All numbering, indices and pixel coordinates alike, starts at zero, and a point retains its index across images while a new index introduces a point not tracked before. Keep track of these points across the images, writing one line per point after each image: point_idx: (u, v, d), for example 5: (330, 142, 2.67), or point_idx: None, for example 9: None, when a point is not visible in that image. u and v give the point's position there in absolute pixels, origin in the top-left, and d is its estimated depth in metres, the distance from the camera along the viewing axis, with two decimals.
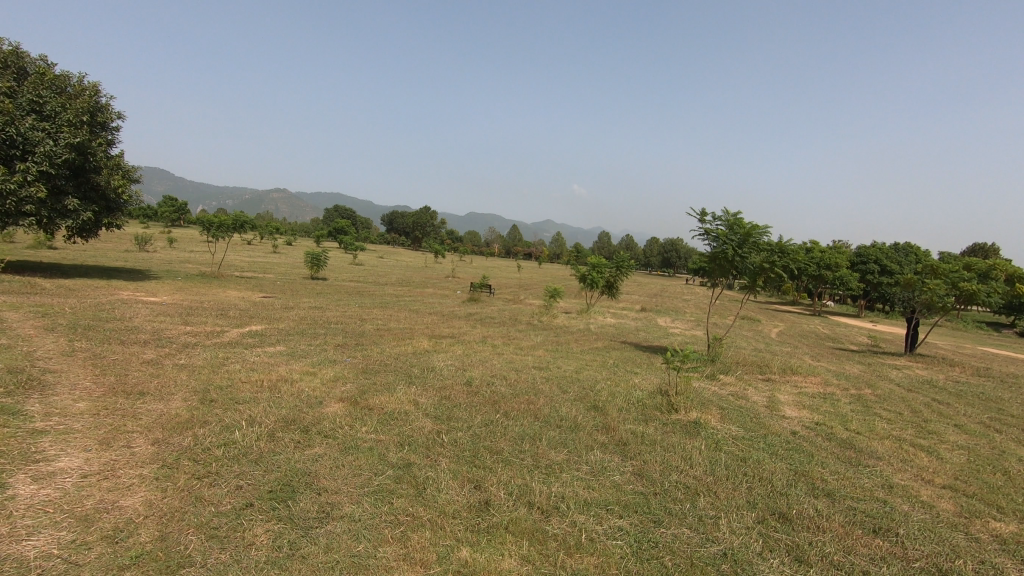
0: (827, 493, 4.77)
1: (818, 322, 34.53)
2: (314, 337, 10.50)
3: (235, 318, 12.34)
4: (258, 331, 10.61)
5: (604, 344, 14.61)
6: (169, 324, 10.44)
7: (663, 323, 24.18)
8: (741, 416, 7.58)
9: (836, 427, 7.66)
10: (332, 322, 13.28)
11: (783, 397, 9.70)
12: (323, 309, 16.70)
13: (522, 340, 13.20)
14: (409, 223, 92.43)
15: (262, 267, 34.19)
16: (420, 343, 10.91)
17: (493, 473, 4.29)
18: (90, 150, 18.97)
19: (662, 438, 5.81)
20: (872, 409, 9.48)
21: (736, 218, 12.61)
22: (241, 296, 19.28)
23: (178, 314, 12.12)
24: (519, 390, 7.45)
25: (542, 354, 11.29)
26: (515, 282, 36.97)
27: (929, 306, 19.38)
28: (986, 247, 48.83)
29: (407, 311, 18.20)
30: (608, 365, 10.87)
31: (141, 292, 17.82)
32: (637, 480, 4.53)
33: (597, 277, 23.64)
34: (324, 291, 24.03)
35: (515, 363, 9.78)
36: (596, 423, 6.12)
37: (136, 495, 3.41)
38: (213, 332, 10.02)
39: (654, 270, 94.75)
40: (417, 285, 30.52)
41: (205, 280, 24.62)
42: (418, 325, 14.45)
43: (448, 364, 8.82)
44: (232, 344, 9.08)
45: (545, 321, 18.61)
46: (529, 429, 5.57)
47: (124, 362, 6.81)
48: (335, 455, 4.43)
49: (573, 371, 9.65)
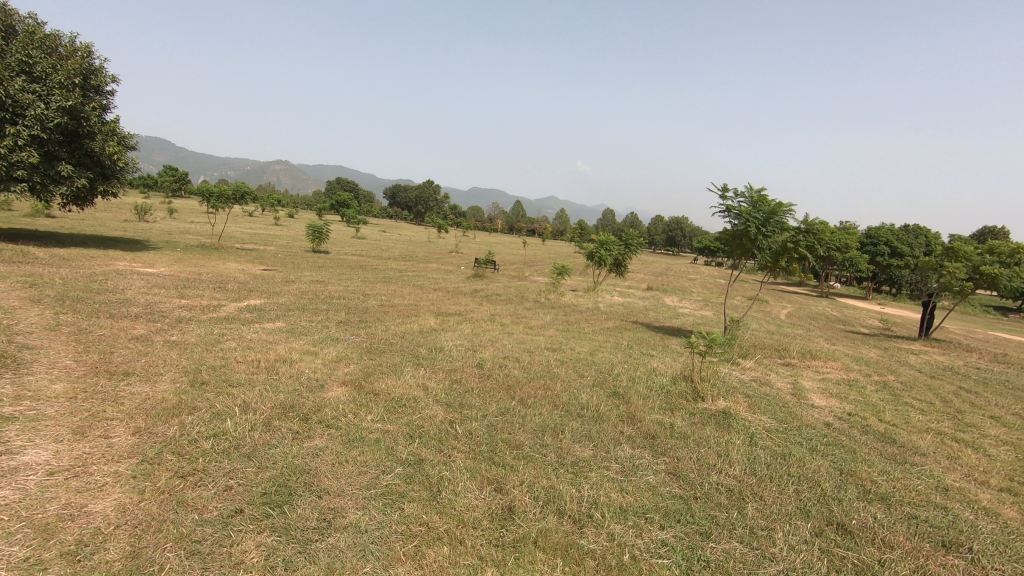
0: (881, 497, 4.31)
1: (827, 304, 34.01)
2: (316, 312, 10.03)
3: (233, 291, 11.83)
4: (257, 306, 10.15)
5: (615, 324, 14.12)
6: (164, 297, 9.96)
7: (672, 302, 23.65)
8: (770, 405, 7.12)
9: (870, 418, 7.19)
10: (334, 297, 12.79)
11: (807, 383, 9.26)
12: (325, 284, 16.19)
13: (532, 319, 12.70)
14: (411, 197, 91.52)
15: (263, 240, 33.59)
16: (426, 321, 10.43)
17: (514, 472, 3.82)
18: (83, 114, 18.31)
19: (693, 431, 5.34)
20: (901, 398, 9.02)
21: (761, 194, 11.99)
22: (241, 269, 18.78)
23: (174, 287, 11.63)
24: (533, 374, 6.97)
25: (553, 334, 10.81)
26: (521, 259, 36.42)
27: (946, 290, 18.79)
28: (996, 228, 48.04)
29: (411, 287, 17.69)
30: (622, 347, 10.43)
31: (139, 263, 17.31)
32: (674, 481, 4.06)
33: (605, 255, 23.01)
34: (325, 265, 23.47)
35: (527, 343, 9.32)
36: (620, 412, 5.66)
37: (110, 498, 2.94)
38: (210, 306, 9.56)
39: (658, 249, 93.91)
40: (420, 260, 30.01)
41: (204, 252, 24.08)
42: (423, 302, 13.97)
43: (457, 344, 8.35)
44: (229, 319, 8.61)
45: (553, 299, 18.14)
46: (549, 419, 5.11)
47: (112, 337, 6.35)
48: (338, 448, 3.96)
49: (588, 353, 9.18)
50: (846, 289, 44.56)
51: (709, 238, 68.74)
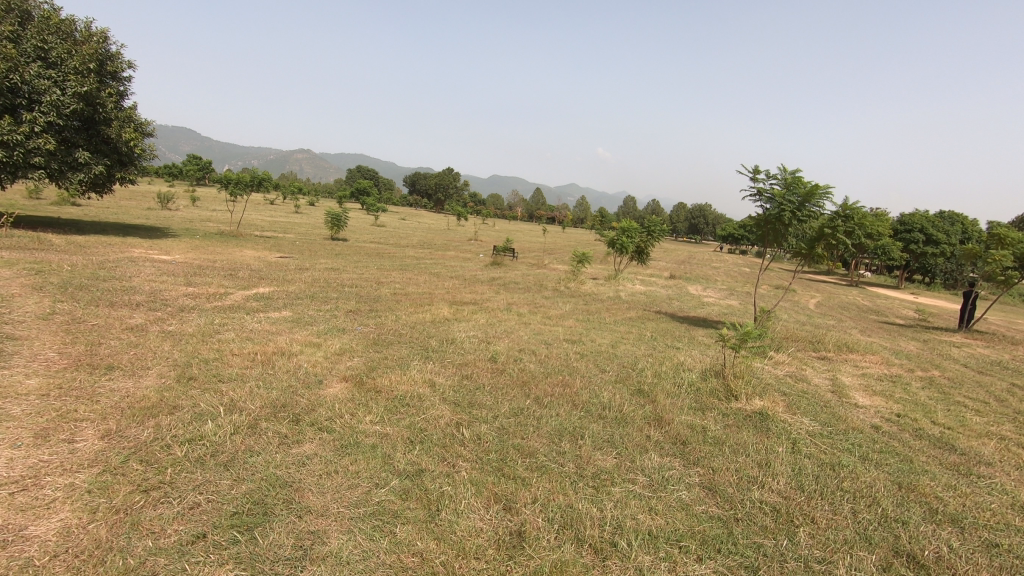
0: (952, 519, 3.73)
1: (858, 294, 32.76)
2: (325, 301, 9.64)
3: (243, 279, 11.52)
4: (265, 294, 9.80)
5: (637, 314, 13.52)
6: (170, 285, 9.67)
7: (695, 291, 22.87)
8: (810, 405, 6.51)
9: (922, 420, 6.53)
10: (346, 285, 12.42)
11: (847, 379, 8.58)
12: (340, 272, 15.87)
13: (551, 309, 12.16)
14: (431, 185, 91.17)
15: (283, 227, 33.58)
16: (440, 310, 9.97)
17: (527, 487, 3.34)
18: (99, 100, 18.17)
19: (727, 435, 4.79)
20: (951, 397, 8.29)
21: (795, 175, 11.19)
22: (257, 257, 18.60)
23: (184, 274, 11.36)
24: (550, 369, 6.46)
25: (573, 325, 10.27)
26: (540, 247, 35.83)
27: (989, 279, 17.69)
28: None
29: (427, 275, 17.26)
30: (645, 339, 9.86)
31: (155, 250, 17.21)
32: (710, 499, 3.54)
33: (627, 242, 22.27)
34: (342, 252, 23.21)
35: (545, 335, 8.82)
36: (646, 414, 5.13)
37: (54, 520, 2.54)
38: (216, 295, 9.24)
39: (680, 237, 92.11)
40: (439, 247, 29.60)
41: (223, 239, 24.05)
42: (439, 290, 13.53)
43: (470, 336, 7.86)
44: (234, 308, 8.26)
45: (573, 288, 17.57)
46: (567, 422, 4.60)
47: (105, 328, 6.00)
48: (328, 456, 3.51)
49: (609, 346, 8.62)
50: (877, 278, 42.99)
51: (733, 225, 67.09)
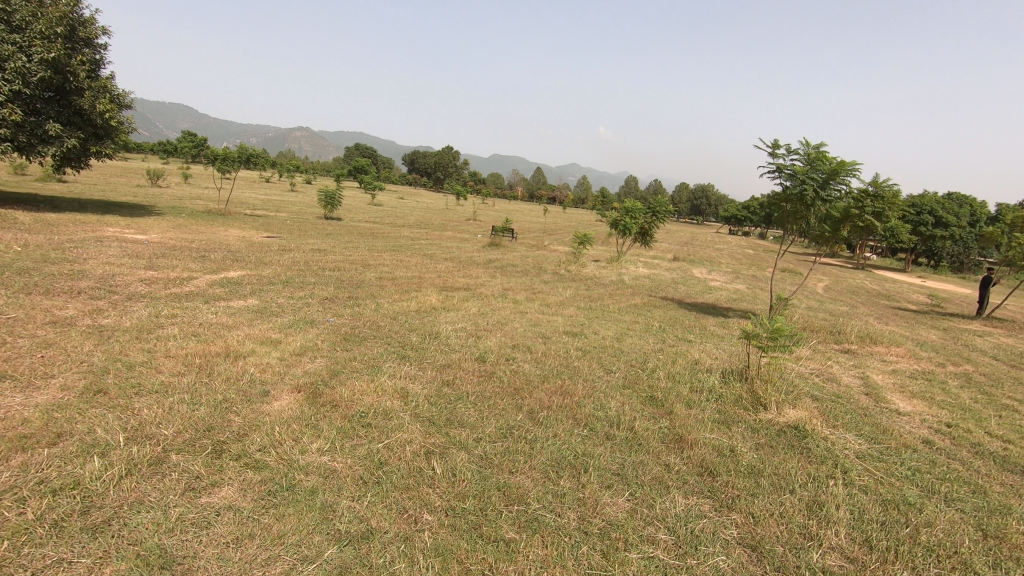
0: None
1: (865, 277, 31.80)
2: (299, 287, 8.70)
3: (214, 261, 10.54)
4: (234, 278, 8.85)
5: (642, 300, 12.62)
6: (128, 269, 8.70)
7: (701, 275, 21.87)
8: (847, 413, 5.62)
9: (976, 431, 5.63)
10: (328, 268, 11.44)
11: (877, 378, 7.70)
12: (326, 253, 14.88)
13: (551, 295, 11.20)
14: (430, 163, 89.52)
15: (275, 206, 32.51)
16: (427, 298, 9.00)
17: (512, 559, 2.46)
18: (69, 68, 17.03)
19: (764, 462, 3.90)
20: (997, 399, 7.39)
21: (819, 151, 10.01)
22: (241, 236, 17.61)
23: (150, 256, 10.37)
24: (548, 371, 5.53)
25: (574, 314, 9.31)
26: (541, 227, 34.75)
27: (1013, 264, 16.63)
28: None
29: (420, 257, 16.29)
30: (653, 330, 8.97)
31: (132, 229, 16.20)
32: (757, 567, 2.66)
33: (630, 223, 21.22)
34: (333, 232, 22.17)
35: (542, 326, 7.90)
36: (664, 432, 4.23)
37: None
38: (177, 280, 8.30)
39: (682, 219, 90.67)
40: (435, 227, 28.58)
41: (210, 218, 23.02)
42: (430, 274, 12.56)
43: (458, 330, 6.91)
44: (191, 295, 7.30)
45: (573, 271, 16.60)
46: (568, 449, 3.70)
47: (21, 322, 5.06)
48: (246, 510, 2.61)
49: (615, 340, 7.69)
50: (884, 261, 41.88)
51: (735, 206, 65.73)
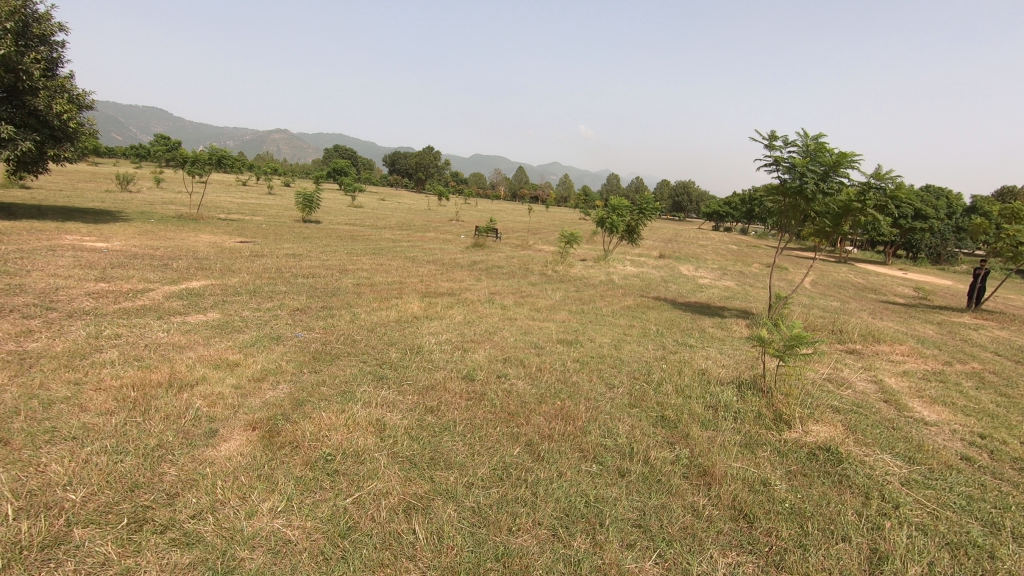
0: None
1: (849, 270, 31.77)
2: (267, 298, 7.98)
3: (177, 270, 9.75)
4: (196, 289, 8.10)
5: (635, 301, 12.09)
6: (77, 281, 7.90)
7: (689, 272, 21.48)
8: (875, 426, 5.08)
9: (1013, 442, 5.13)
10: (301, 274, 10.72)
11: (891, 382, 7.23)
12: (302, 258, 14.11)
13: (540, 299, 10.59)
14: (411, 164, 88.52)
15: (251, 209, 31.44)
16: (407, 305, 8.34)
17: None
18: (21, 67, 15.99)
19: (803, 500, 3.33)
20: (1017, 401, 6.95)
21: (818, 141, 9.48)
22: (213, 242, 16.76)
23: (105, 266, 9.54)
24: (545, 390, 4.91)
25: (566, 319, 8.73)
26: (525, 227, 34.17)
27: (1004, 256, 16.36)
28: (1017, 187, 44.19)
29: (401, 260, 15.62)
30: (650, 334, 8.41)
31: (93, 237, 15.25)
32: None
33: (617, 221, 20.70)
34: (311, 235, 21.34)
35: (534, 335, 7.29)
36: (685, 465, 3.64)
37: None
38: (132, 292, 7.52)
39: (664, 215, 90.86)
40: (417, 229, 27.83)
41: (180, 223, 22.03)
42: (412, 278, 11.89)
43: (441, 342, 6.26)
44: (143, 310, 6.54)
45: (561, 272, 16.04)
46: (577, 494, 3.09)
47: None
48: None
49: (613, 348, 7.09)
50: (865, 254, 42.07)
51: (716, 202, 65.86)
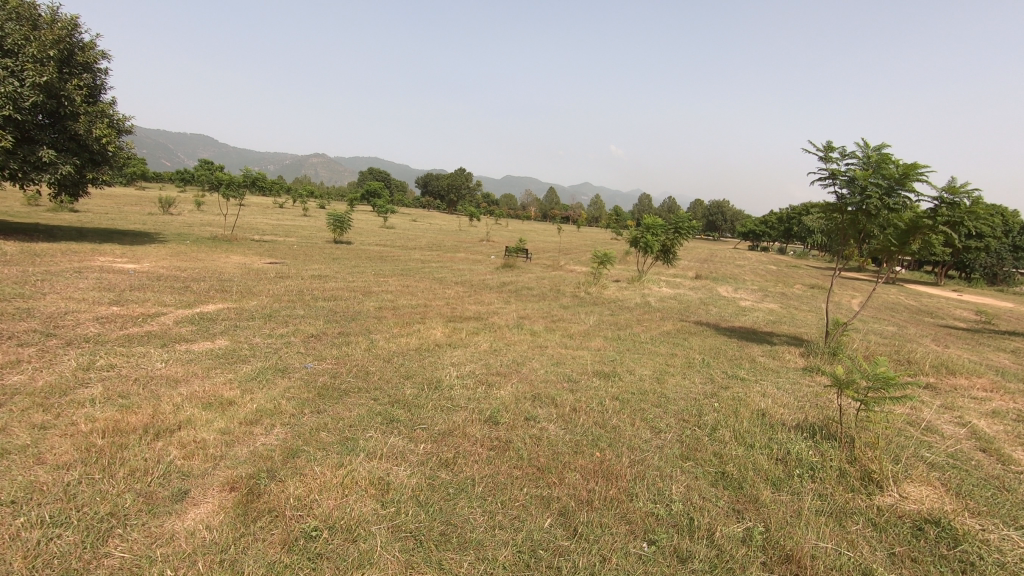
0: None
1: (900, 292, 29.99)
2: (283, 323, 7.52)
3: (197, 293, 9.44)
4: (210, 313, 7.70)
5: (675, 326, 11.26)
6: (91, 305, 7.61)
7: (729, 294, 20.42)
8: (984, 486, 4.18)
9: None
10: (322, 297, 10.30)
11: (982, 425, 6.22)
12: (327, 279, 13.76)
13: (573, 323, 9.87)
14: (443, 185, 89.52)
15: (284, 230, 31.83)
16: (430, 331, 7.76)
17: None
18: (63, 92, 16.34)
19: None
20: None
21: (880, 152, 8.62)
22: (242, 263, 16.66)
23: (124, 288, 9.28)
24: (580, 436, 4.21)
25: (601, 347, 8.01)
26: (555, 247, 33.58)
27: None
28: None
29: (428, 281, 15.19)
30: (695, 365, 7.61)
31: (124, 258, 15.27)
32: None
33: (652, 241, 19.85)
34: (340, 256, 21.17)
35: (567, 366, 6.59)
36: (761, 549, 2.87)
37: None
38: (143, 317, 7.15)
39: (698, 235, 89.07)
40: (447, 249, 27.54)
41: (214, 244, 22.18)
42: (438, 301, 11.37)
43: (464, 375, 5.62)
44: (149, 338, 6.12)
45: (594, 294, 15.31)
46: None
47: None
48: None
49: (655, 382, 6.32)
50: (914, 274, 39.91)
51: (752, 221, 64.14)
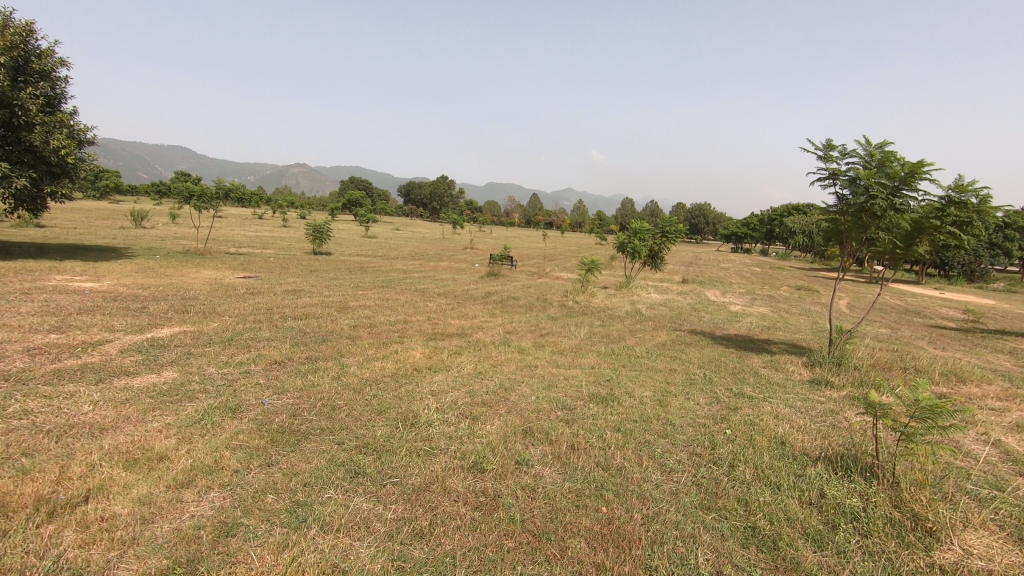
0: None
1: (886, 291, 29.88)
2: (243, 349, 6.76)
3: (154, 315, 8.64)
4: (162, 339, 6.92)
5: (670, 336, 10.70)
6: (27, 332, 6.78)
7: (718, 298, 19.99)
8: None
9: None
10: (293, 315, 9.55)
11: (1013, 443, 5.68)
12: (301, 295, 12.99)
13: (563, 338, 9.23)
14: (426, 193, 88.68)
15: (261, 242, 30.85)
16: (408, 353, 7.04)
17: None
18: (16, 101, 15.34)
19: None
20: None
21: (883, 150, 8.15)
22: (213, 279, 15.77)
23: (72, 312, 8.44)
24: (582, 485, 3.56)
25: (595, 365, 7.38)
26: (540, 254, 32.97)
27: None
28: None
29: (409, 293, 14.47)
30: (697, 382, 6.99)
31: (84, 276, 14.32)
32: None
33: (639, 246, 19.33)
34: (317, 268, 20.31)
35: (560, 390, 5.94)
36: None
37: None
38: (84, 346, 6.35)
39: None
40: (430, 258, 26.78)
41: (185, 258, 21.21)
42: (419, 316, 10.65)
43: (445, 407, 4.95)
44: (84, 372, 5.34)
45: (582, 303, 14.72)
46: None
47: None
48: None
49: (658, 406, 5.69)
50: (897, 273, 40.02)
51: (735, 223, 64.30)
